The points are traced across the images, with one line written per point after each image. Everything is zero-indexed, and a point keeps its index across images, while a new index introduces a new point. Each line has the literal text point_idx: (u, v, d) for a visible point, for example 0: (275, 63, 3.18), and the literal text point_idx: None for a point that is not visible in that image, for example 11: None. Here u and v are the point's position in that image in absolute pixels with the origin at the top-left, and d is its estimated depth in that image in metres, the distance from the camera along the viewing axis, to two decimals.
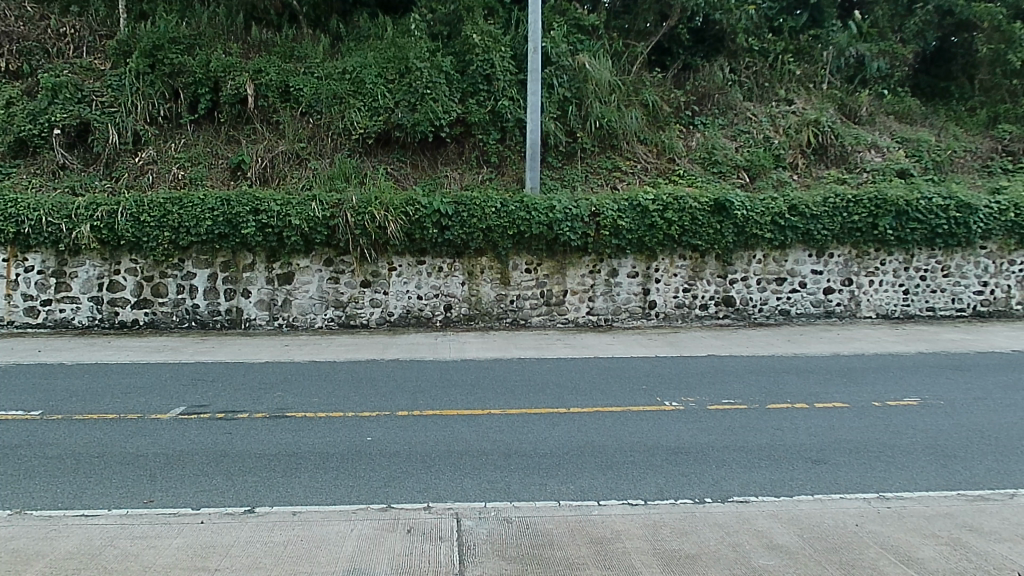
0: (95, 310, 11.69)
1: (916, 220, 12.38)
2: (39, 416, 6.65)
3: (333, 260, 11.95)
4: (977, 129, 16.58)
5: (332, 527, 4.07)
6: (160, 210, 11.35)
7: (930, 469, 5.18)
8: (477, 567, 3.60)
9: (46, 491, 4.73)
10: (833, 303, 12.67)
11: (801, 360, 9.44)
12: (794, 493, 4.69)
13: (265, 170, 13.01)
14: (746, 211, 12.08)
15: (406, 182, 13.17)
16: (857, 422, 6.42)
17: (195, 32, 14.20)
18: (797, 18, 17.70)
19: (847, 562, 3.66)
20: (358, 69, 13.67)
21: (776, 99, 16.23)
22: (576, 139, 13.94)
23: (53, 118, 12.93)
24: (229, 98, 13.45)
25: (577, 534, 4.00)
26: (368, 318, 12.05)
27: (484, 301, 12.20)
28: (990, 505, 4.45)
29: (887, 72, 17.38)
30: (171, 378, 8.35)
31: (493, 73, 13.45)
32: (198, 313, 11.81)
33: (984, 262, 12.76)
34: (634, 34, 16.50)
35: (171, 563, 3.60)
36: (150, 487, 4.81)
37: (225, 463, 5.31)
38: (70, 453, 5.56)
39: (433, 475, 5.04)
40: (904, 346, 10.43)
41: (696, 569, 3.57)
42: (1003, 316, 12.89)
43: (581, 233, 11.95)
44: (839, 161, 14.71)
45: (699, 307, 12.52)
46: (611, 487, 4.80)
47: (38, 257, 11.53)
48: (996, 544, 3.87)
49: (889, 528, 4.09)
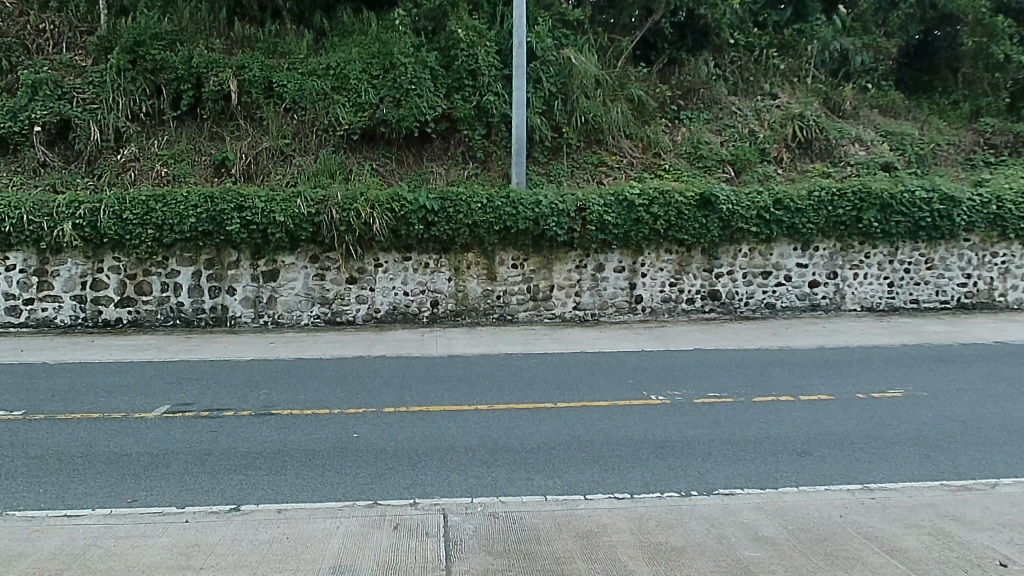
0: (78, 309, 11.57)
1: (900, 213, 12.49)
2: (21, 416, 6.58)
3: (318, 257, 11.87)
4: (960, 123, 16.79)
5: (316, 525, 4.04)
6: (142, 208, 11.24)
7: (914, 460, 5.23)
8: (463, 562, 3.59)
9: (30, 491, 4.68)
10: (819, 296, 12.75)
11: (786, 353, 9.49)
12: (779, 486, 4.72)
13: (248, 167, 12.90)
14: (731, 205, 12.14)
15: (391, 178, 13.13)
16: (842, 414, 6.47)
17: (177, 28, 14.05)
18: (781, 13, 17.78)
19: (831, 553, 3.69)
20: (341, 65, 13.58)
21: (761, 93, 16.31)
22: (562, 134, 13.91)
23: (33, 115, 12.78)
24: (212, 95, 13.31)
25: (563, 528, 4.00)
26: (354, 315, 12.01)
27: (470, 297, 12.18)
28: (972, 495, 4.50)
29: (870, 66, 17.51)
30: (154, 377, 8.25)
31: (479, 69, 13.34)
32: (182, 311, 11.71)
33: (968, 254, 12.89)
34: (619, 28, 16.44)
35: (155, 562, 3.56)
36: (134, 486, 4.76)
37: (210, 462, 5.26)
38: (52, 453, 5.50)
39: (419, 471, 5.03)
40: (889, 338, 10.52)
41: (683, 561, 3.58)
42: (986, 308, 13.04)
43: (567, 229, 11.95)
44: (824, 154, 14.82)
45: (685, 301, 12.57)
46: (597, 481, 4.81)
47: (19, 256, 11.37)
48: (978, 534, 3.91)
49: (872, 519, 4.12)
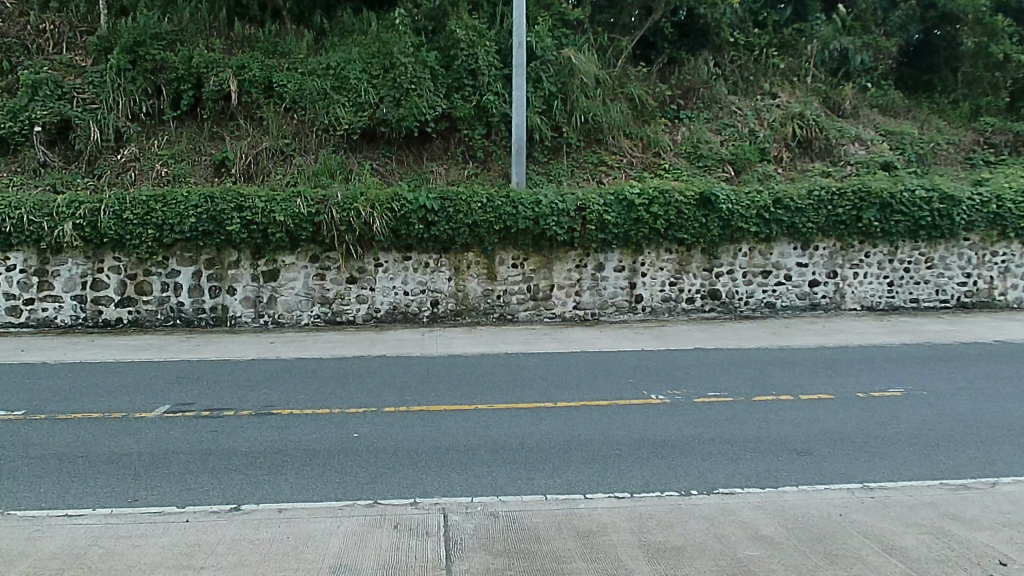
0: (78, 309, 11.57)
1: (899, 212, 12.50)
2: (21, 416, 6.58)
3: (318, 257, 11.87)
4: (960, 122, 16.81)
5: (317, 524, 4.04)
6: (143, 208, 11.25)
7: (913, 459, 5.23)
8: (464, 562, 3.60)
9: (30, 491, 4.68)
10: (818, 295, 12.75)
11: (785, 353, 9.50)
12: (779, 485, 4.72)
13: (248, 167, 12.91)
14: (731, 204, 12.15)
15: (391, 177, 13.13)
16: (842, 413, 6.47)
17: (178, 28, 14.06)
18: (781, 12, 17.80)
19: (830, 552, 3.69)
20: (341, 64, 13.58)
21: (761, 92, 16.30)
22: (562, 134, 13.91)
23: (33, 115, 12.80)
24: (212, 95, 13.33)
25: (563, 527, 4.01)
26: (355, 315, 12.01)
27: (470, 297, 12.19)
28: (971, 494, 4.50)
29: (871, 65, 17.48)
30: (155, 377, 8.25)
31: (479, 68, 13.36)
32: (182, 311, 11.72)
33: (967, 253, 12.89)
34: (619, 28, 16.45)
35: (156, 562, 3.57)
36: (134, 486, 4.76)
37: (210, 462, 5.27)
38: (53, 453, 5.50)
39: (419, 471, 5.03)
40: (889, 338, 10.52)
41: (683, 561, 3.59)
42: (986, 306, 13.05)
43: (566, 228, 11.95)
44: (824, 154, 14.82)
45: (685, 300, 12.57)
46: (597, 480, 4.81)
47: (19, 256, 11.38)
48: (978, 532, 3.91)
49: (872, 518, 4.13)
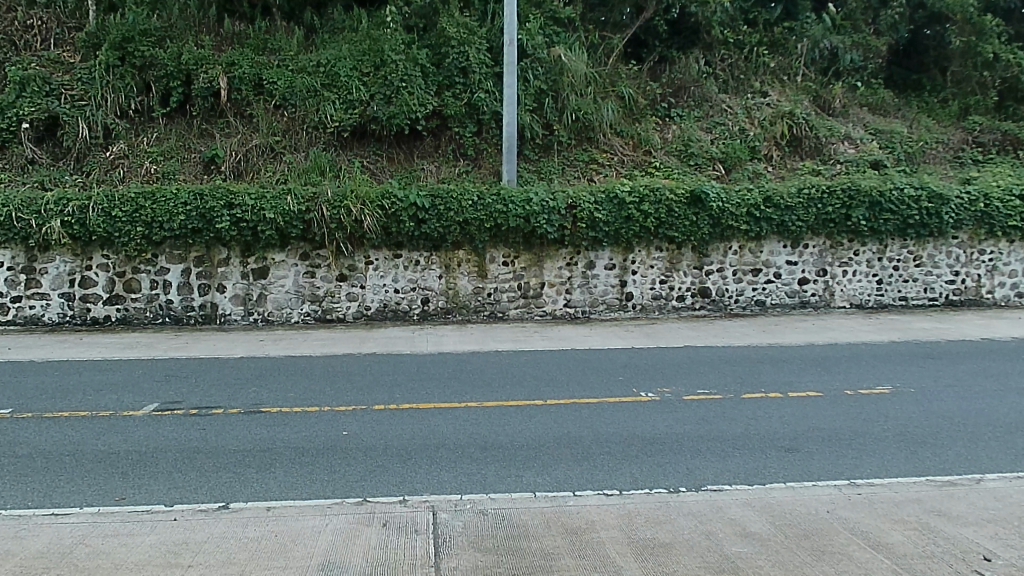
0: (66, 306, 11.50)
1: (888, 211, 12.57)
2: (7, 415, 6.51)
3: (309, 254, 11.82)
4: (948, 121, 16.87)
5: (307, 522, 4.04)
6: (131, 205, 11.18)
7: (901, 456, 5.25)
8: (453, 560, 3.60)
9: (14, 490, 4.64)
10: (807, 294, 12.81)
11: (775, 350, 9.53)
12: (767, 481, 4.75)
13: (238, 164, 12.88)
14: (721, 203, 12.19)
15: (383, 174, 13.12)
16: (831, 411, 6.49)
17: (166, 24, 13.92)
18: (772, 11, 17.78)
19: (817, 548, 3.72)
20: (332, 61, 13.45)
21: (751, 90, 16.37)
22: (553, 131, 13.91)
23: (20, 111, 12.68)
24: (202, 91, 13.28)
25: (553, 525, 4.01)
26: (345, 312, 11.98)
27: (461, 295, 12.18)
28: (958, 490, 4.54)
29: (861, 64, 17.64)
30: (143, 375, 8.19)
31: (469, 66, 13.38)
32: (172, 308, 11.65)
33: (955, 251, 13.00)
34: (610, 26, 16.46)
35: (144, 560, 3.56)
36: (122, 485, 4.72)
37: (199, 460, 5.24)
38: (39, 452, 5.44)
39: (410, 469, 5.02)
40: (877, 335, 10.59)
41: (671, 558, 3.60)
42: (973, 304, 13.16)
43: (557, 225, 11.95)
44: (814, 153, 14.89)
45: (676, 298, 12.60)
46: (586, 478, 4.82)
47: (7, 253, 11.30)
48: (963, 529, 3.94)
49: (859, 514, 4.15)
